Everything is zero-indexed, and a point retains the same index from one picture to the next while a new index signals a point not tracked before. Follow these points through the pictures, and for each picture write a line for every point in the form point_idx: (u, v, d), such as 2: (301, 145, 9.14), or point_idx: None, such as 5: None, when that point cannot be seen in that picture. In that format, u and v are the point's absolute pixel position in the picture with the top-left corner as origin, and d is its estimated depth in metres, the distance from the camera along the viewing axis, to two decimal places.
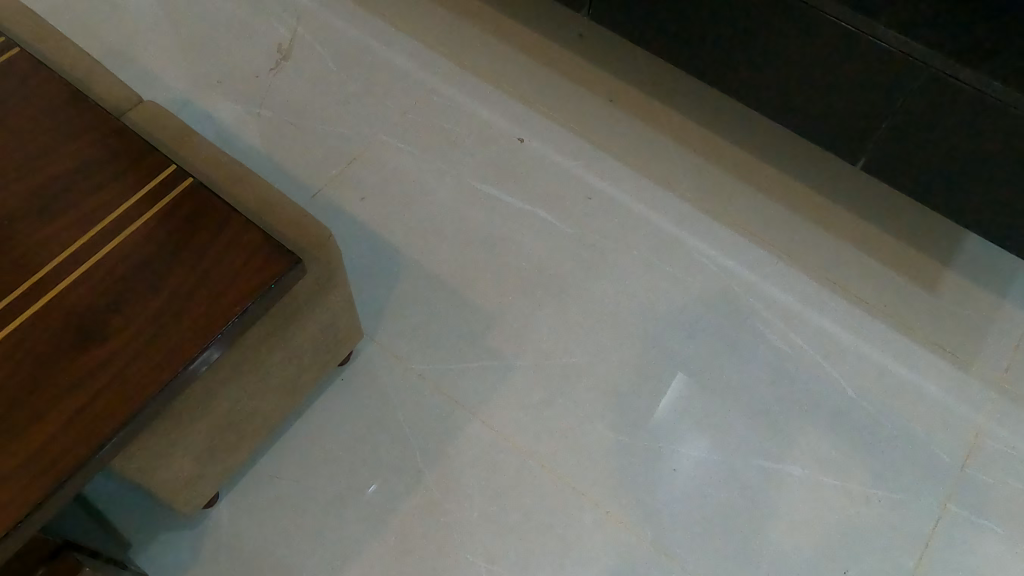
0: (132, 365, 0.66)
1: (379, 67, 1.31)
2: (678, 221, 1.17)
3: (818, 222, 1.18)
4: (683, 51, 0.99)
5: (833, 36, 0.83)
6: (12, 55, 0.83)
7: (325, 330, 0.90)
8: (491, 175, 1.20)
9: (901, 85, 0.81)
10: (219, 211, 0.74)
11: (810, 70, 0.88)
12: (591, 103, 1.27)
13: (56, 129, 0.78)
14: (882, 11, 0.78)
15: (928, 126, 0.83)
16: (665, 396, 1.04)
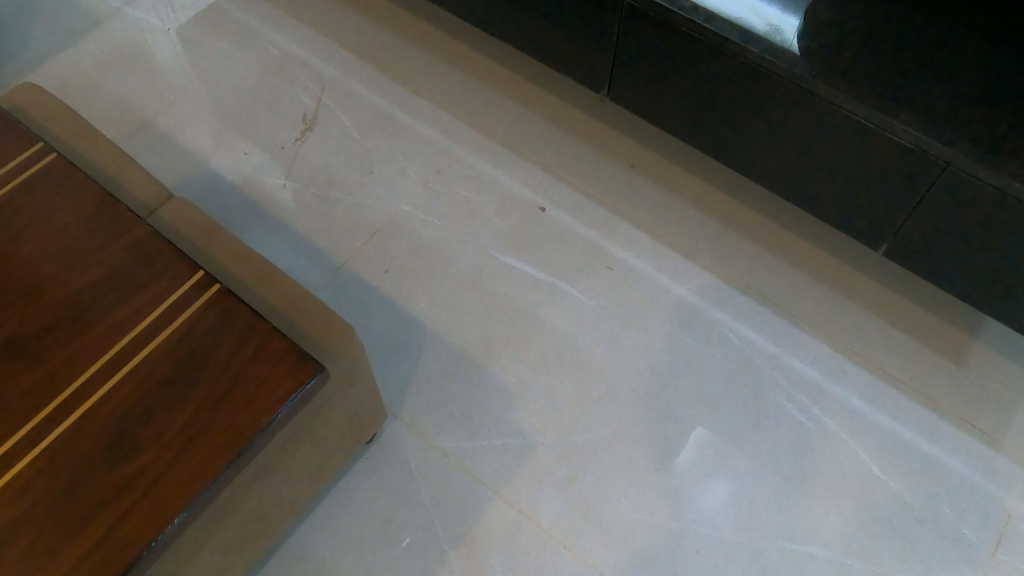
0: (160, 481, 0.68)
1: (402, 135, 1.33)
2: (699, 292, 1.17)
3: (840, 290, 1.17)
4: (702, 132, 0.99)
5: (847, 131, 0.83)
6: (49, 160, 0.86)
7: (349, 419, 0.91)
8: (512, 246, 1.21)
9: (921, 181, 0.81)
10: (244, 319, 0.76)
11: (833, 158, 0.87)
12: (611, 170, 1.28)
13: (91, 237, 0.81)
14: (900, 109, 0.79)
15: (950, 220, 0.82)
16: (687, 447, 1.06)
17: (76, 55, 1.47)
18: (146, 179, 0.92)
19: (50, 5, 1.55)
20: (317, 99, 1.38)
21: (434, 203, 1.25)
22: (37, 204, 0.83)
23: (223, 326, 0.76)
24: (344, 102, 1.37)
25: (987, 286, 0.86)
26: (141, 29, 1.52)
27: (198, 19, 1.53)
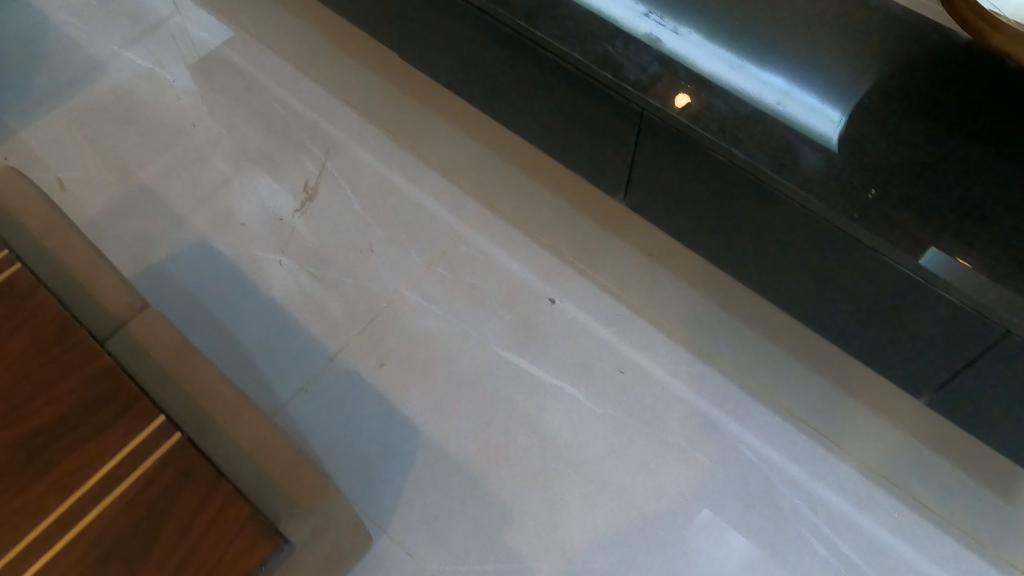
0: None
1: (406, 209, 1.25)
2: (717, 403, 1.08)
3: (874, 406, 1.06)
4: (726, 253, 0.89)
5: (894, 288, 0.72)
6: (11, 272, 0.79)
7: (326, 559, 0.83)
8: (518, 341, 1.13)
9: (974, 346, 0.70)
10: (203, 480, 0.67)
11: (868, 305, 0.77)
12: (628, 257, 1.20)
13: (42, 370, 0.72)
14: (953, 268, 0.68)
15: (1007, 387, 0.71)
16: (691, 532, 0.99)
17: (74, 105, 1.41)
18: (118, 289, 0.85)
19: (49, 47, 1.48)
20: (320, 165, 1.30)
21: (436, 289, 1.18)
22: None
23: (177, 489, 0.67)
24: (347, 169, 1.29)
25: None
26: (141, 77, 1.45)
27: (202, 69, 1.45)
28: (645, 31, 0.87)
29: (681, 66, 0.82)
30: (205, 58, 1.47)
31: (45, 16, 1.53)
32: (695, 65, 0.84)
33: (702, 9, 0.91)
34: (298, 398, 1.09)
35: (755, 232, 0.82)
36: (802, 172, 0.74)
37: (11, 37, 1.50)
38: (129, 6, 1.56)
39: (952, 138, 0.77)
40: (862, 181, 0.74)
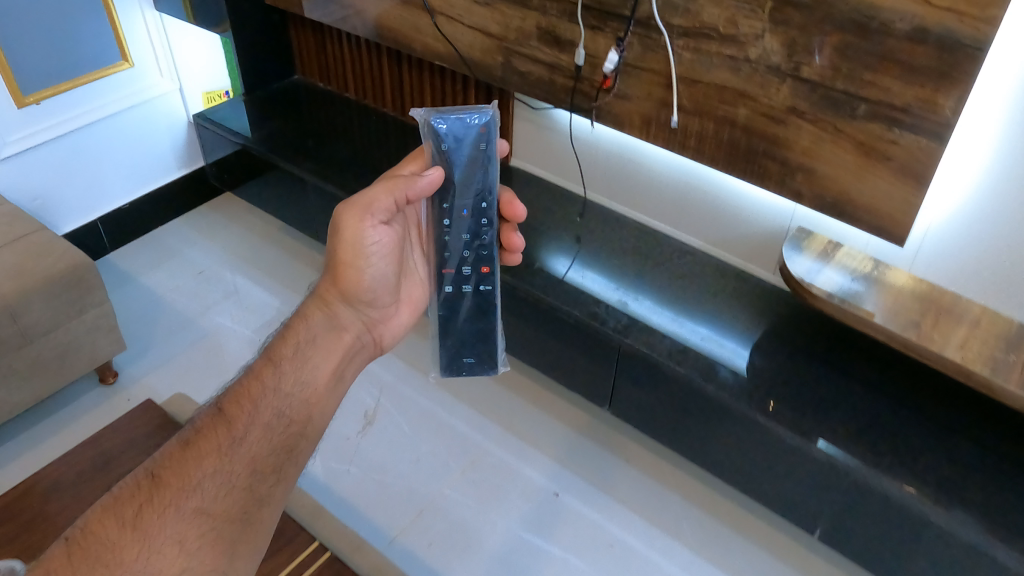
0: (192, 528, 0.64)
1: (443, 430, 1.61)
2: (685, 565, 1.38)
3: (799, 565, 1.38)
4: (680, 429, 1.29)
5: (812, 394, 1.17)
6: (102, 528, 0.62)
7: None
8: (535, 525, 1.44)
9: (867, 409, 1.14)
10: (257, 404, 0.73)
11: (815, 395, 1.17)
12: (610, 464, 1.55)
13: (172, 556, 0.63)
14: (825, 404, 1.15)
15: (901, 428, 1.11)
16: None
17: (183, 358, 1.68)
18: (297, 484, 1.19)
19: (161, 317, 1.77)
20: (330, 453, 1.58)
21: (470, 489, 1.50)
22: (171, 504, 0.65)
23: (226, 430, 0.70)
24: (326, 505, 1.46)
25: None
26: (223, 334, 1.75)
27: (258, 313, 1.78)
28: (609, 295, 1.35)
29: (640, 318, 1.30)
30: (263, 307, 1.80)
31: (157, 292, 1.82)
32: (647, 319, 1.30)
33: (654, 273, 1.40)
34: (396, 540, 1.41)
35: (698, 417, 1.24)
36: (717, 363, 1.22)
37: (115, 305, 1.78)
38: (194, 269, 1.89)
39: (803, 361, 1.23)
40: (762, 370, 1.21)
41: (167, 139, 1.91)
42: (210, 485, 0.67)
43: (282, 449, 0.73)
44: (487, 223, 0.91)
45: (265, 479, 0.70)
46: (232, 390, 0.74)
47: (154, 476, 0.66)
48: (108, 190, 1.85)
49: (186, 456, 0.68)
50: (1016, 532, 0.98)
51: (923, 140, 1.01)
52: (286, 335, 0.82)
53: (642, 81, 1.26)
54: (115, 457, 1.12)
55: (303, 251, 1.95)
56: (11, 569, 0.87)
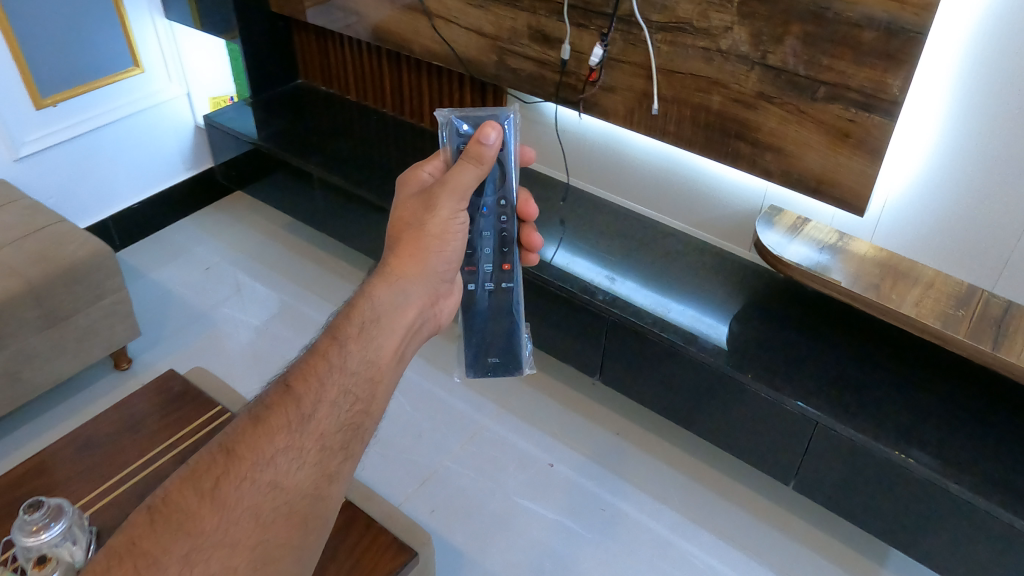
0: (266, 506, 0.60)
1: (442, 408, 1.69)
2: (672, 527, 1.47)
3: (780, 525, 1.47)
4: (665, 394, 1.38)
5: (783, 355, 1.28)
6: (181, 495, 0.59)
7: None
8: (532, 493, 1.53)
9: (833, 366, 1.25)
10: (327, 380, 0.65)
11: (786, 357, 1.27)
12: (602, 437, 1.64)
13: (245, 529, 0.59)
14: (796, 364, 1.26)
15: (863, 381, 1.22)
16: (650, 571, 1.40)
17: (191, 345, 1.75)
18: None
19: (170, 308, 1.85)
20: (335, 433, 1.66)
21: (469, 461, 1.58)
22: (244, 477, 0.60)
23: (296, 406, 0.63)
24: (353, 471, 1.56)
25: (900, 535, 1.15)
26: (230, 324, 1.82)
27: (264, 302, 1.86)
28: (593, 278, 1.44)
29: (624, 296, 1.39)
30: (268, 297, 1.88)
31: (168, 284, 1.90)
32: (631, 297, 1.39)
33: (639, 253, 1.51)
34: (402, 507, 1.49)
35: (682, 380, 1.34)
36: (695, 332, 1.32)
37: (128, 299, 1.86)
38: (201, 263, 1.97)
39: (774, 326, 1.34)
40: (738, 337, 1.32)
41: (176, 141, 1.99)
42: (281, 461, 0.61)
43: (352, 427, 0.64)
44: (507, 218, 0.94)
45: (333, 457, 0.63)
46: (298, 364, 0.66)
47: (228, 449, 0.61)
48: (119, 191, 1.92)
49: (256, 431, 0.62)
50: (968, 467, 1.07)
51: (876, 117, 1.13)
52: (352, 309, 0.71)
53: (625, 73, 1.37)
54: (141, 420, 1.19)
55: (305, 247, 2.03)
56: (59, 507, 0.94)
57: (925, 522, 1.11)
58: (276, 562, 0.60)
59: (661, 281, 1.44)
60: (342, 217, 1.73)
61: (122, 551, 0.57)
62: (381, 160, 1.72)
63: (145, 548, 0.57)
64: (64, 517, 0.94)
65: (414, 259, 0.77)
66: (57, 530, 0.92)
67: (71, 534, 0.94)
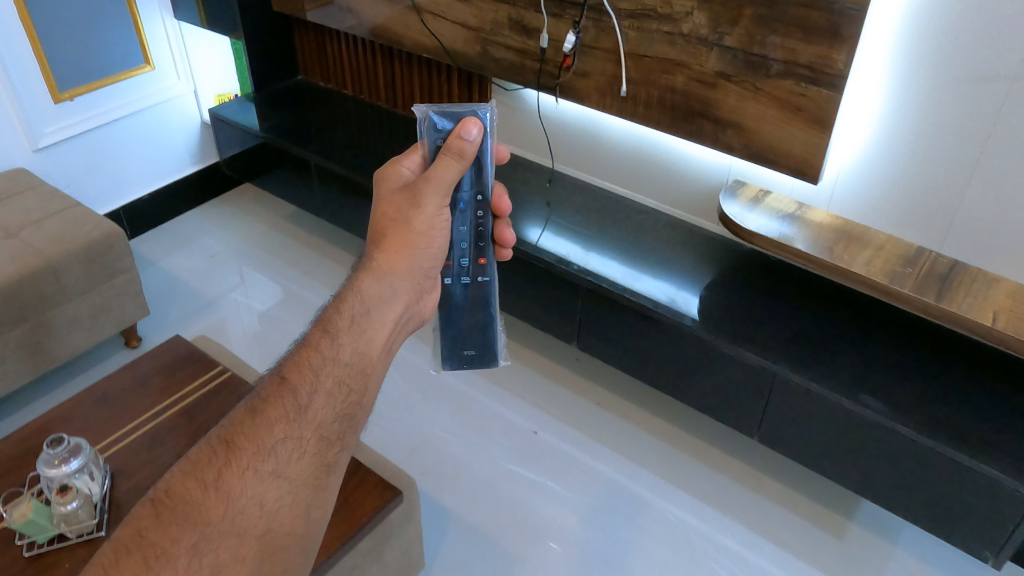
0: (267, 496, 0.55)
1: (433, 382, 1.78)
2: (650, 488, 1.55)
3: (752, 484, 1.55)
4: (639, 359, 1.47)
5: (745, 317, 1.37)
6: (182, 486, 0.54)
7: (405, 550, 1.26)
8: (517, 457, 1.61)
9: (789, 325, 1.34)
10: (322, 369, 0.59)
11: (748, 318, 1.36)
12: (585, 407, 1.72)
13: (252, 519, 0.54)
14: (758, 324, 1.34)
15: (817, 338, 1.30)
16: (627, 527, 1.48)
17: (195, 324, 1.83)
18: None
19: (175, 290, 1.94)
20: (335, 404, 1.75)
21: (459, 430, 1.67)
22: (245, 467, 0.55)
23: (291, 393, 0.57)
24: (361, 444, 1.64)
25: (855, 478, 1.24)
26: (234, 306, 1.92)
27: (264, 284, 1.96)
28: (568, 256, 1.51)
29: (594, 271, 1.46)
30: (269, 279, 1.97)
31: (173, 272, 1.99)
32: (601, 273, 1.46)
33: (615, 228, 1.60)
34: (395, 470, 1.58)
35: (653, 342, 1.43)
36: (662, 299, 1.40)
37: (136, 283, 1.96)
38: (204, 250, 2.06)
39: (737, 292, 1.43)
40: (704, 303, 1.40)
41: (183, 137, 2.11)
42: (279, 450, 0.55)
43: (349, 417, 0.59)
44: (483, 214, 0.88)
45: (332, 448, 0.57)
46: (289, 357, 0.60)
47: (227, 440, 0.56)
48: (129, 182, 2.03)
49: (251, 421, 0.56)
50: (914, 411, 1.16)
51: (824, 91, 1.22)
52: (339, 302, 0.65)
53: (598, 59, 1.47)
54: (149, 378, 1.29)
55: (303, 234, 2.13)
56: (78, 445, 1.04)
57: (878, 465, 1.20)
58: (281, 553, 0.55)
59: (633, 256, 1.53)
60: (339, 203, 1.83)
61: (124, 550, 0.52)
62: (374, 148, 1.83)
63: (151, 540, 0.52)
64: (82, 454, 1.04)
65: (403, 254, 0.72)
66: (76, 464, 1.02)
67: (88, 470, 1.04)
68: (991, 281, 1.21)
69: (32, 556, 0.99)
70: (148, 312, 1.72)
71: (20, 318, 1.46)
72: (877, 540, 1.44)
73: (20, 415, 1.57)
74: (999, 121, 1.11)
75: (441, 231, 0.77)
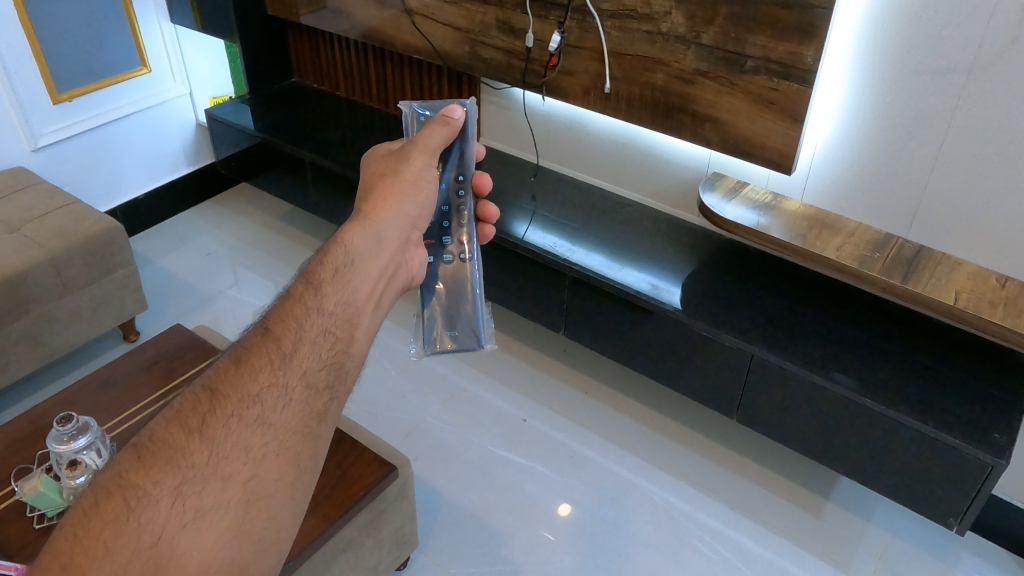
0: (252, 443, 0.51)
1: (424, 372, 1.83)
2: (635, 471, 1.60)
3: (733, 466, 1.61)
4: (623, 345, 1.53)
5: (723, 301, 1.43)
6: (163, 431, 0.50)
7: (399, 528, 1.30)
8: (507, 443, 1.66)
9: (764, 308, 1.40)
10: (308, 316, 0.57)
11: (726, 303, 1.43)
12: (572, 395, 1.77)
13: (235, 464, 0.50)
14: (736, 309, 1.41)
15: (790, 320, 1.37)
16: (614, 508, 1.53)
17: (191, 319, 1.87)
18: None
19: (171, 287, 1.98)
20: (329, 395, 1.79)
21: (450, 417, 1.72)
22: (227, 413, 0.51)
23: (276, 343, 0.54)
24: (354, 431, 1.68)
25: (828, 452, 1.30)
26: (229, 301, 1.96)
27: (258, 279, 2.00)
28: (553, 247, 1.57)
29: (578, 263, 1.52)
30: (264, 274, 2.02)
31: (170, 268, 2.03)
32: (585, 265, 1.51)
33: (600, 220, 1.66)
34: None
35: (636, 328, 1.48)
36: (645, 288, 1.46)
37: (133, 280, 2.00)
38: (199, 247, 2.11)
39: (716, 279, 1.49)
40: (685, 290, 1.46)
41: (179, 137, 2.16)
42: (263, 396, 0.52)
43: (335, 365, 0.56)
44: (464, 190, 0.93)
45: (319, 396, 0.54)
46: (273, 311, 0.57)
47: (214, 388, 0.52)
48: (127, 181, 2.08)
49: (234, 374, 0.53)
50: (883, 386, 1.22)
51: (795, 85, 1.28)
52: (324, 257, 0.63)
53: (582, 58, 1.54)
54: (150, 365, 1.34)
55: (296, 231, 2.17)
56: (86, 423, 1.08)
57: (850, 439, 1.26)
58: (267, 501, 0.50)
59: (616, 247, 1.58)
60: (331, 199, 1.89)
61: (107, 493, 0.48)
62: (367, 147, 1.88)
63: (134, 480, 0.48)
64: (90, 431, 1.08)
65: (389, 205, 0.75)
66: (84, 441, 1.06)
67: (96, 446, 1.08)
68: (956, 264, 1.28)
69: (42, 528, 1.04)
70: (146, 305, 1.76)
71: (23, 309, 1.50)
72: (852, 516, 1.50)
73: (21, 405, 1.61)
74: (958, 111, 1.18)
75: (429, 187, 0.81)
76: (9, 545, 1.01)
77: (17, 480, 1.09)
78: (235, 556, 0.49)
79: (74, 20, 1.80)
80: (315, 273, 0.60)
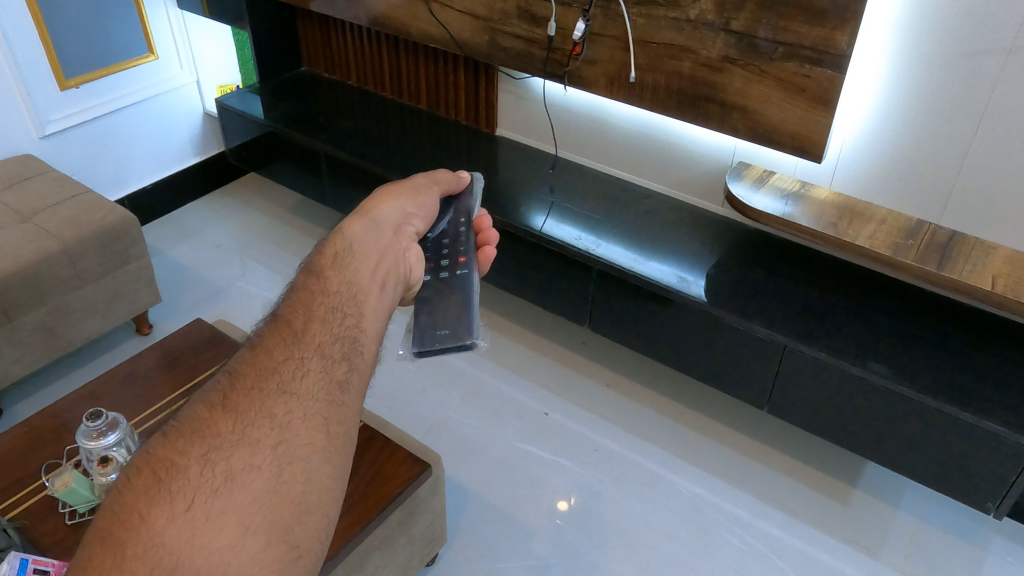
0: (278, 409, 0.42)
1: (443, 367, 1.81)
2: (660, 463, 1.59)
3: (757, 456, 1.60)
4: (649, 336, 1.52)
5: (753, 292, 1.42)
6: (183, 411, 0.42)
7: (431, 523, 1.28)
8: (530, 436, 1.64)
9: (796, 299, 1.39)
10: (318, 292, 0.50)
11: (756, 294, 1.41)
12: (593, 387, 1.76)
13: (265, 429, 0.41)
14: (768, 299, 1.40)
15: (823, 311, 1.36)
16: (640, 500, 1.52)
17: (203, 312, 1.83)
18: None
19: (180, 281, 1.93)
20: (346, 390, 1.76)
21: (471, 412, 1.70)
22: (249, 383, 0.43)
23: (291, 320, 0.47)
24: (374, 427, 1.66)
25: (862, 441, 1.29)
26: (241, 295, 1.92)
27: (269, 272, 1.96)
28: (578, 241, 1.54)
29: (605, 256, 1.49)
30: (276, 267, 1.98)
31: (179, 261, 1.99)
32: (612, 258, 1.49)
33: (623, 211, 1.65)
34: None
35: (664, 319, 1.47)
36: (674, 280, 1.44)
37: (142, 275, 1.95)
38: (207, 240, 2.07)
39: (745, 270, 1.48)
40: (715, 282, 1.45)
41: (185, 129, 2.11)
42: (280, 365, 0.44)
43: (348, 340, 0.48)
44: (467, 227, 0.83)
45: (340, 365, 0.46)
46: (283, 301, 0.50)
47: (231, 373, 0.44)
48: (133, 172, 2.03)
49: (249, 354, 0.45)
50: (919, 374, 1.22)
51: (828, 71, 1.27)
52: (321, 247, 0.56)
53: (606, 47, 1.52)
54: (174, 359, 1.30)
55: (306, 224, 2.14)
56: (116, 420, 1.05)
57: (886, 427, 1.25)
58: (303, 465, 0.41)
59: (642, 238, 1.57)
60: (345, 192, 1.86)
61: (124, 483, 0.39)
62: (383, 137, 1.86)
63: (161, 454, 0.40)
64: (120, 428, 1.04)
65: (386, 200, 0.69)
66: (114, 438, 1.03)
67: (126, 443, 1.05)
68: (989, 249, 1.28)
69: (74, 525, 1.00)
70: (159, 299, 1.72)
71: (36, 303, 1.46)
72: (880, 503, 1.50)
73: (32, 402, 1.56)
74: (995, 96, 1.18)
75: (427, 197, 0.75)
76: (41, 543, 0.98)
77: (46, 478, 1.06)
78: (275, 526, 0.39)
79: (80, 7, 1.75)
80: (315, 258, 0.54)
